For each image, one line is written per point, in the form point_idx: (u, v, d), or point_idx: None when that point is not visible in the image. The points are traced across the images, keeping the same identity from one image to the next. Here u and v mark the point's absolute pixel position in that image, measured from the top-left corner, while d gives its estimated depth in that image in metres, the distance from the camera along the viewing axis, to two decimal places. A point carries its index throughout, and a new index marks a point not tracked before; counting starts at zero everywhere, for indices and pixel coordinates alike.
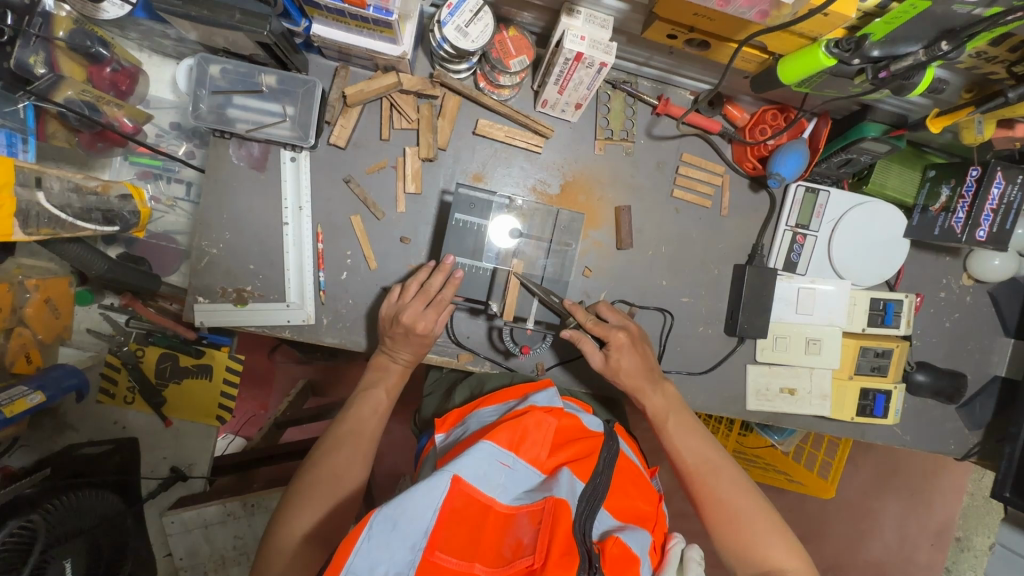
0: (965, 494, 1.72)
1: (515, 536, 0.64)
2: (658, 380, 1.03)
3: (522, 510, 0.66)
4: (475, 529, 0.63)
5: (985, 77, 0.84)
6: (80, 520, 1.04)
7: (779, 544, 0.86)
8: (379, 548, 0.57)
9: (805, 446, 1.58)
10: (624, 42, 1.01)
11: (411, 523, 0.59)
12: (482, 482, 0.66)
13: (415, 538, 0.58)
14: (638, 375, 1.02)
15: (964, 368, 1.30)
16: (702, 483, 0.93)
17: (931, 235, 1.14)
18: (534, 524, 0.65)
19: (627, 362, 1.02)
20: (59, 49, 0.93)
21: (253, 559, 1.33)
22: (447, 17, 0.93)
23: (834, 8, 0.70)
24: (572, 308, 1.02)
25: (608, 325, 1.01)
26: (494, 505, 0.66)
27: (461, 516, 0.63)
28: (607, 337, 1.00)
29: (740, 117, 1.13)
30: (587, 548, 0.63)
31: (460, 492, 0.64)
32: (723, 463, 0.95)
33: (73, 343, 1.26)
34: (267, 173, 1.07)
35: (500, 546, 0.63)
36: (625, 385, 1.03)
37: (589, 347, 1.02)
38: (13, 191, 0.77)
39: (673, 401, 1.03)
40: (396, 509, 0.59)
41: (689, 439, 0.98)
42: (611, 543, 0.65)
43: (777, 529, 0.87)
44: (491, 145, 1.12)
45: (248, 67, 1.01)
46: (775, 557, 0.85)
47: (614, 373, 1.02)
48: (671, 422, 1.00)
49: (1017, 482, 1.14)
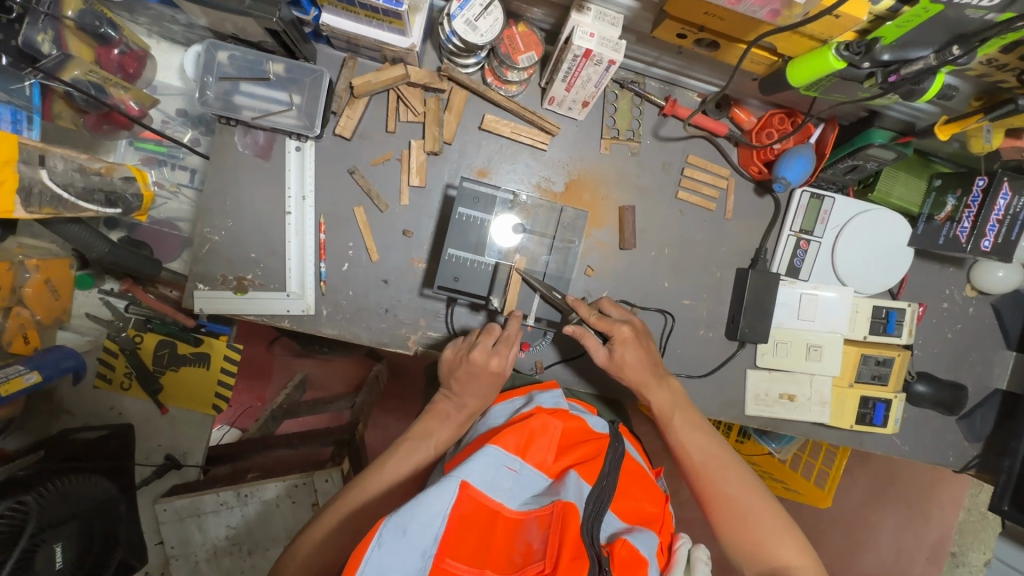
0: (963, 510, 1.70)
1: (525, 541, 0.63)
2: (664, 375, 1.02)
3: (531, 515, 0.65)
4: (484, 537, 0.62)
5: (995, 85, 0.84)
6: (72, 505, 1.03)
7: (788, 542, 0.86)
8: (390, 556, 0.55)
9: (802, 455, 1.58)
10: (634, 40, 1.01)
11: (421, 531, 0.58)
12: (489, 488, 0.66)
13: (425, 546, 0.57)
14: (641, 369, 1.00)
15: (965, 380, 1.29)
16: (709, 481, 0.93)
17: (935, 244, 1.13)
18: (543, 528, 0.63)
19: (631, 357, 1.00)
20: (68, 29, 0.92)
21: (245, 550, 1.31)
22: (457, 10, 0.92)
23: (845, 9, 0.70)
24: (574, 304, 1.01)
25: (611, 320, 1.00)
26: (503, 510, 0.65)
27: (470, 521, 0.62)
28: (610, 332, 0.99)
29: (747, 120, 1.12)
30: (598, 552, 0.62)
31: (468, 497, 0.63)
32: (731, 461, 0.95)
33: (72, 327, 1.25)
34: (272, 161, 1.07)
35: (510, 552, 0.61)
36: (630, 379, 1.01)
37: (591, 344, 1.00)
38: (15, 167, 0.76)
39: (679, 398, 1.01)
40: (405, 517, 0.57)
41: (696, 436, 0.98)
42: (619, 546, 0.64)
43: (787, 526, 0.87)
44: (497, 141, 1.12)
45: (256, 55, 1.01)
46: (784, 556, 0.85)
47: (618, 368, 1.00)
48: (677, 419, 0.99)
49: (1016, 495, 1.14)
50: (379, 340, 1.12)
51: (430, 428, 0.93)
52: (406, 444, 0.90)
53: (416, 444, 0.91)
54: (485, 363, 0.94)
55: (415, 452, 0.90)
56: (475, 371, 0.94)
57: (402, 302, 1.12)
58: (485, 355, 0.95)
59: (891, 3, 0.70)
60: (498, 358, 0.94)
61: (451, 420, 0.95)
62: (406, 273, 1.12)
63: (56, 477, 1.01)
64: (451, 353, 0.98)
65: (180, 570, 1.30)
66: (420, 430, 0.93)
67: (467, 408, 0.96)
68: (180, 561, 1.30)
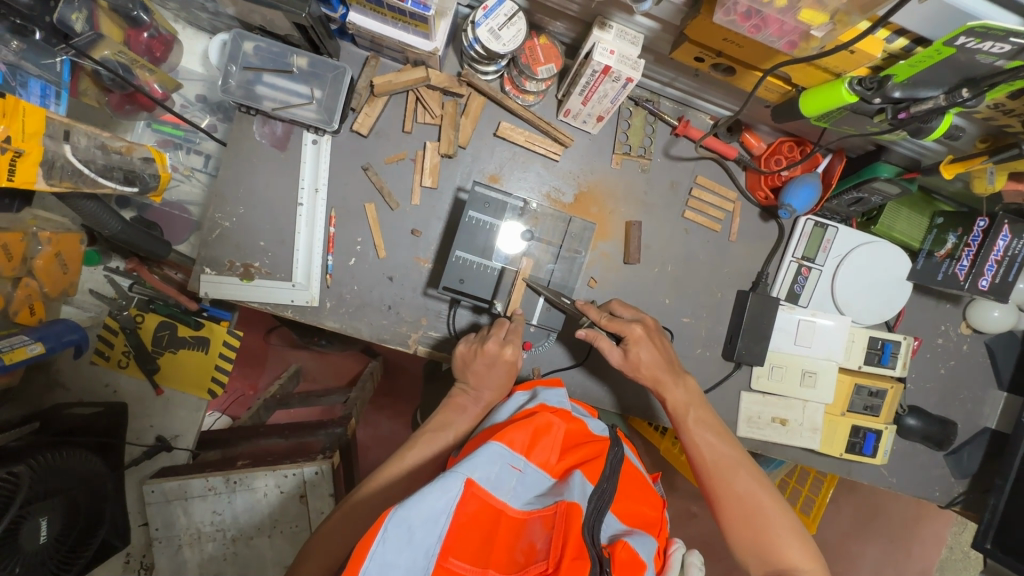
0: (945, 546, 1.72)
1: (528, 540, 0.63)
2: (680, 374, 1.03)
3: (535, 515, 0.65)
4: (487, 536, 0.62)
5: (1001, 129, 0.86)
6: (60, 480, 1.03)
7: (795, 543, 0.87)
8: (393, 553, 0.56)
9: (790, 481, 1.59)
10: (652, 60, 1.03)
11: (425, 530, 0.58)
12: (494, 487, 0.66)
13: (428, 544, 0.58)
14: (657, 367, 1.01)
15: (956, 416, 1.31)
16: (721, 481, 0.93)
17: (933, 280, 1.15)
18: (547, 528, 0.64)
19: (646, 357, 1.01)
20: (101, 9, 0.94)
21: (230, 535, 1.30)
22: (481, 19, 0.94)
23: (861, 46, 0.72)
24: (584, 308, 1.02)
25: (622, 321, 1.01)
26: (507, 510, 0.65)
27: (472, 521, 0.62)
28: (623, 332, 1.00)
29: (757, 145, 1.15)
30: (598, 552, 0.62)
31: (473, 495, 0.64)
32: (743, 463, 0.94)
33: (74, 302, 1.28)
34: (288, 152, 1.09)
35: (512, 552, 0.61)
36: (645, 377, 1.02)
37: (604, 345, 1.02)
38: (41, 140, 0.78)
39: (695, 396, 1.02)
40: (410, 510, 0.58)
41: (708, 435, 0.98)
42: (619, 548, 0.64)
43: (795, 530, 0.88)
44: (510, 149, 1.14)
45: (281, 47, 1.03)
46: (791, 557, 0.86)
47: (634, 367, 1.02)
48: (691, 416, 1.00)
49: (999, 534, 1.15)
50: (379, 336, 1.13)
51: (449, 419, 0.95)
52: (426, 435, 0.92)
53: (436, 434, 0.92)
54: (499, 352, 0.97)
55: (434, 442, 0.91)
56: (491, 361, 0.97)
57: (405, 300, 1.13)
58: (499, 345, 0.98)
59: (904, 44, 0.74)
60: (512, 346, 0.98)
61: (469, 412, 0.97)
62: (411, 271, 1.13)
63: (47, 451, 1.02)
64: (465, 348, 1.00)
65: (161, 553, 1.29)
66: (440, 422, 0.94)
67: (483, 401, 0.98)
68: (162, 543, 1.29)
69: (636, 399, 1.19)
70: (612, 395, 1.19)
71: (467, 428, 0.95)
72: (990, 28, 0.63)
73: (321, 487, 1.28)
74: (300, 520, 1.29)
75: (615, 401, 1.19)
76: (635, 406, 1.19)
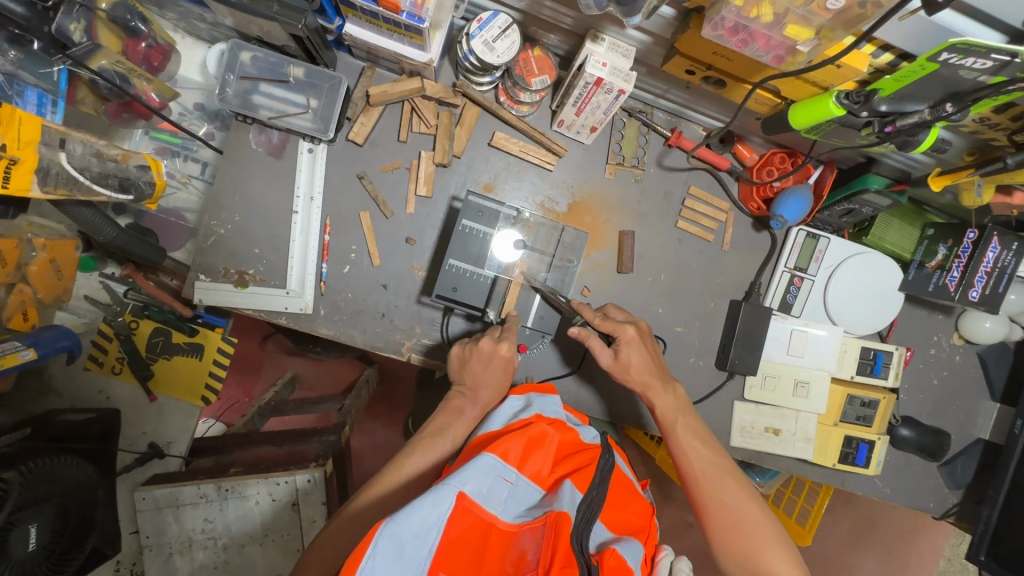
0: (943, 558, 1.72)
1: (519, 551, 0.63)
2: (670, 380, 1.03)
3: (525, 527, 0.65)
4: (477, 550, 0.62)
5: (987, 143, 0.88)
6: (49, 487, 1.02)
7: (781, 554, 0.87)
8: (384, 568, 0.56)
9: (786, 491, 1.59)
10: (644, 72, 1.04)
11: (416, 546, 0.58)
12: (485, 500, 0.66)
13: (419, 560, 0.58)
14: (646, 370, 1.02)
15: (950, 427, 1.31)
16: (710, 487, 0.93)
17: (925, 291, 1.16)
18: (537, 539, 0.64)
19: (636, 358, 1.01)
20: (100, 20, 0.97)
21: (221, 544, 1.28)
22: (476, 31, 0.95)
23: (846, 60, 0.73)
24: (579, 306, 1.04)
25: (616, 321, 1.02)
26: (498, 522, 0.65)
27: (464, 536, 0.62)
28: (616, 332, 1.01)
29: (749, 157, 1.15)
30: (586, 560, 0.62)
31: (465, 509, 0.63)
32: (732, 473, 0.95)
33: (69, 308, 1.28)
34: (284, 160, 1.10)
35: (502, 563, 0.61)
36: (634, 380, 1.02)
37: (596, 345, 1.02)
38: (36, 148, 0.79)
39: (683, 403, 1.02)
40: (401, 525, 0.58)
41: (698, 445, 0.98)
42: (608, 555, 0.64)
43: (778, 541, 0.88)
44: (505, 158, 1.15)
45: (278, 57, 1.04)
46: (775, 566, 0.86)
47: (624, 368, 1.01)
48: (680, 424, 0.99)
49: (992, 546, 1.15)
50: (373, 344, 1.13)
51: (446, 422, 0.94)
52: (424, 440, 0.91)
53: (433, 440, 0.91)
54: (495, 349, 0.99)
55: (432, 448, 0.91)
56: (488, 358, 0.99)
57: (399, 308, 1.14)
58: (494, 342, 0.99)
59: (890, 58, 0.76)
60: (507, 343, 0.99)
61: (465, 414, 0.96)
62: (406, 279, 1.14)
63: (40, 457, 1.02)
64: (460, 348, 1.01)
65: (151, 561, 1.27)
66: (438, 426, 0.94)
67: (481, 402, 0.97)
68: (153, 551, 1.27)
69: (629, 409, 1.19)
70: (605, 403, 1.19)
71: (464, 433, 0.94)
72: (972, 45, 0.63)
73: (313, 495, 1.28)
74: (291, 530, 1.28)
75: (608, 409, 1.19)
76: (628, 416, 1.19)
